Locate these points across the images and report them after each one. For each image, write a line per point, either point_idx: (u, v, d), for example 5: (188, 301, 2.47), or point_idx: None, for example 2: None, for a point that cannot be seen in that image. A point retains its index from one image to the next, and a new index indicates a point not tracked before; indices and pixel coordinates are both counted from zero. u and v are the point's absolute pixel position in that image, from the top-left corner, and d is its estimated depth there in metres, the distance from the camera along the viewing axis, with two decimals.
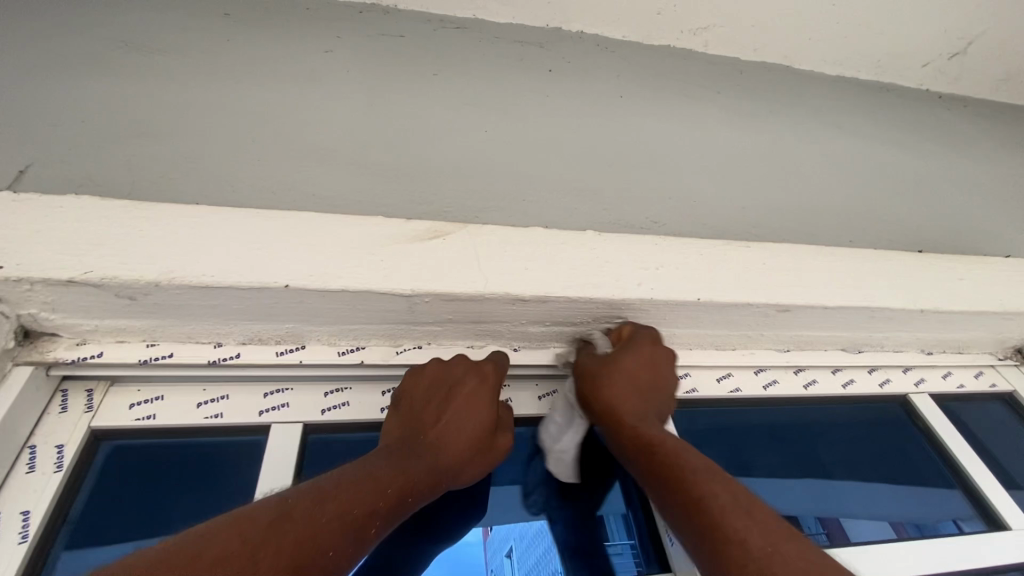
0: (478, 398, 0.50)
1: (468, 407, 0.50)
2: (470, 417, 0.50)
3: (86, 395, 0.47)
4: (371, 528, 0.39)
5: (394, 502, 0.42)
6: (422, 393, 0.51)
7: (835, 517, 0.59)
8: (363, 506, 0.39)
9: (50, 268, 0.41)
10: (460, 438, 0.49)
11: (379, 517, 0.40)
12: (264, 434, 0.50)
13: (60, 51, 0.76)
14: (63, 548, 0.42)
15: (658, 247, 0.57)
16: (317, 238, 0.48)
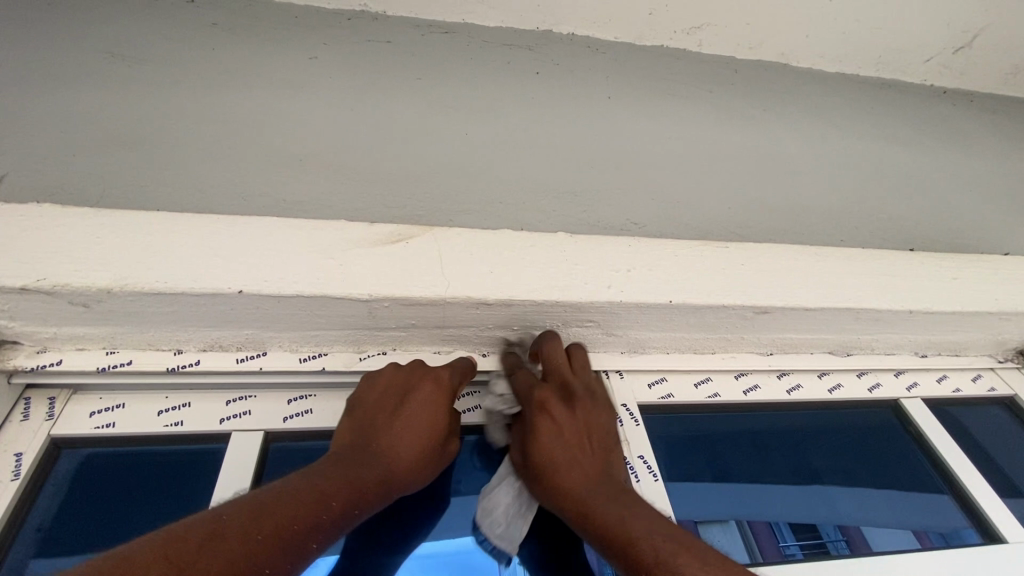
0: (433, 402, 0.50)
1: (421, 413, 0.50)
2: (424, 422, 0.50)
3: (48, 403, 0.47)
4: (314, 542, 0.38)
5: (341, 514, 0.40)
6: (373, 401, 0.50)
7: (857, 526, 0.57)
8: (306, 519, 0.38)
9: (2, 276, 0.41)
10: (412, 442, 0.49)
11: (321, 531, 0.38)
12: (225, 442, 0.50)
13: (48, 64, 0.78)
14: (16, 557, 0.42)
15: (630, 249, 0.55)
16: (276, 243, 0.47)
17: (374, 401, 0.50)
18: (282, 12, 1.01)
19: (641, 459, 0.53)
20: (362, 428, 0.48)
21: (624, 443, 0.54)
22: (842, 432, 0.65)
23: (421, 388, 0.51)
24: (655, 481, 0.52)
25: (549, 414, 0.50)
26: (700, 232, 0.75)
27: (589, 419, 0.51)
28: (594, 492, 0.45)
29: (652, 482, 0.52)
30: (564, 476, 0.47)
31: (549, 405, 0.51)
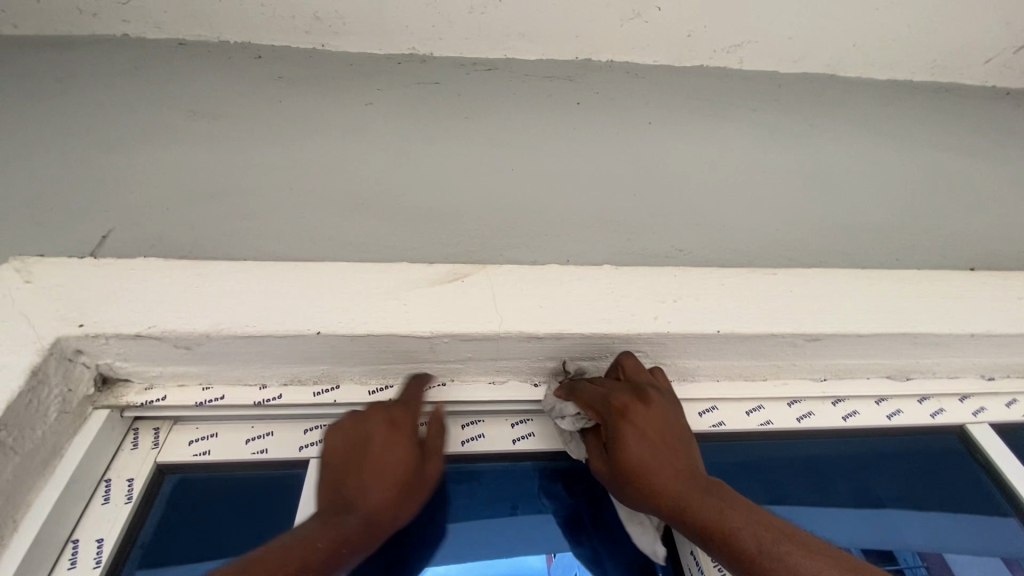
0: (391, 441, 0.51)
1: (388, 453, 0.50)
2: (393, 463, 0.50)
3: (154, 433, 0.54)
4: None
5: (325, 558, 0.43)
6: (348, 449, 0.51)
7: (937, 552, 0.58)
8: (293, 566, 0.41)
9: (121, 325, 0.47)
10: (386, 484, 0.49)
11: (310, 575, 0.42)
12: (303, 468, 0.55)
13: (143, 125, 0.88)
14: (131, 571, 0.48)
15: (676, 279, 0.57)
16: (346, 286, 0.52)
17: (343, 449, 0.51)
18: (341, 61, 1.10)
19: None
20: (339, 478, 0.50)
21: None
22: (905, 458, 0.64)
23: (373, 431, 0.51)
24: None
25: (629, 420, 0.51)
26: (745, 255, 0.76)
27: (665, 417, 0.52)
28: (694, 489, 0.47)
29: None
30: (658, 479, 0.49)
31: (629, 411, 0.51)
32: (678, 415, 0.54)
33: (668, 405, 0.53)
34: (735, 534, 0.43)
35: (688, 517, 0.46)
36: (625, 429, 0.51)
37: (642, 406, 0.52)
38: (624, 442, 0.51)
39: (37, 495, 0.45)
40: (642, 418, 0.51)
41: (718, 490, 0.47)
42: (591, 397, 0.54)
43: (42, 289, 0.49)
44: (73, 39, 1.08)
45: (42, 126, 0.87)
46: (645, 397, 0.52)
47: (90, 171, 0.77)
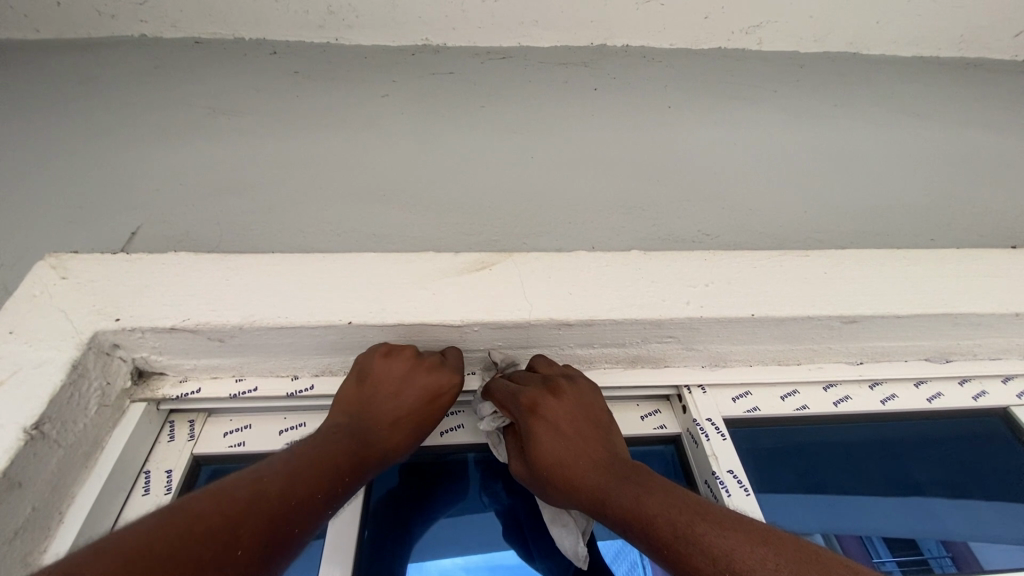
0: (422, 397, 0.51)
1: (421, 408, 0.51)
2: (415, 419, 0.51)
3: (189, 425, 0.54)
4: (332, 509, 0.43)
5: (348, 490, 0.45)
6: (386, 377, 0.51)
7: (964, 542, 0.56)
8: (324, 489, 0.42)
9: (156, 318, 0.48)
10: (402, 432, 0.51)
11: (338, 501, 0.44)
12: None
13: (164, 123, 0.89)
14: None
15: (707, 263, 0.56)
16: (375, 276, 0.52)
17: (375, 375, 0.52)
18: (356, 55, 1.10)
19: (731, 473, 0.51)
20: (365, 407, 0.51)
21: (711, 458, 0.52)
22: (947, 443, 0.62)
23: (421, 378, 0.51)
24: (748, 497, 0.49)
25: (540, 416, 0.51)
26: (775, 239, 0.74)
27: (579, 406, 0.52)
28: (613, 478, 0.46)
29: (745, 497, 0.50)
30: (575, 474, 0.48)
31: (539, 407, 0.51)
32: (596, 405, 0.53)
33: (581, 394, 0.53)
34: (643, 516, 0.41)
35: (607, 507, 0.45)
36: (538, 425, 0.51)
37: (552, 398, 0.52)
38: (538, 441, 0.51)
39: (81, 487, 0.46)
40: (552, 414, 0.51)
41: (634, 476, 0.45)
42: (502, 397, 0.54)
43: (77, 285, 0.50)
44: (93, 42, 1.10)
45: (66, 127, 0.88)
46: (556, 390, 0.52)
47: (114, 169, 0.78)
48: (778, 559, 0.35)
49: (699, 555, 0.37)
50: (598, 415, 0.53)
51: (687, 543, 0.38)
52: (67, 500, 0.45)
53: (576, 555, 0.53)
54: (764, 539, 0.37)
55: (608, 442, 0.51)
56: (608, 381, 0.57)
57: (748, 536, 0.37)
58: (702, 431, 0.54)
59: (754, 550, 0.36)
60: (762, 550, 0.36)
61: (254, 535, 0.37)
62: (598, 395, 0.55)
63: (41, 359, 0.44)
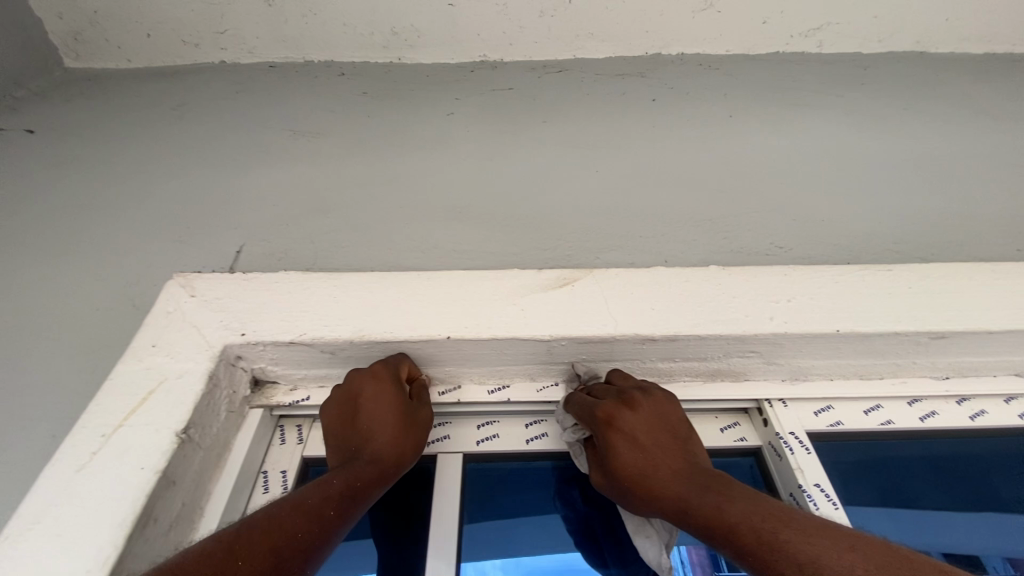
0: (376, 392, 0.53)
1: (377, 405, 0.52)
2: (385, 411, 0.52)
3: (297, 429, 0.59)
4: (331, 512, 0.45)
5: (344, 493, 0.47)
6: (336, 414, 0.54)
7: None
8: (312, 499, 0.45)
9: (276, 333, 0.53)
10: (381, 428, 0.52)
11: (334, 504, 0.45)
12: (430, 461, 0.63)
13: (250, 145, 0.96)
14: None
15: (787, 279, 0.57)
16: (466, 293, 0.56)
17: (337, 410, 0.54)
18: (417, 72, 1.16)
19: (818, 487, 0.51)
20: (341, 436, 0.53)
21: (797, 470, 0.53)
22: None
23: (364, 390, 0.53)
24: (837, 511, 0.50)
25: (617, 428, 0.52)
26: (851, 251, 0.73)
27: (654, 417, 0.53)
28: (694, 487, 0.47)
29: (835, 511, 0.50)
30: (655, 482, 0.49)
31: (616, 419, 0.53)
32: (673, 415, 0.54)
33: (657, 406, 0.54)
34: (727, 525, 0.42)
35: (687, 515, 0.46)
36: (615, 438, 0.52)
37: (628, 411, 0.53)
38: (617, 453, 0.52)
39: (215, 485, 0.51)
40: (626, 425, 0.52)
41: (717, 484, 0.46)
42: (583, 412, 0.55)
43: (203, 302, 0.55)
44: (180, 69, 1.19)
45: (163, 151, 0.97)
46: (631, 402, 0.54)
47: (212, 191, 0.85)
48: (868, 564, 0.36)
49: (788, 561, 0.38)
50: (675, 425, 0.53)
51: (773, 550, 0.39)
52: (204, 496, 0.50)
53: (660, 567, 0.55)
54: (851, 545, 0.38)
55: (684, 451, 0.52)
56: (688, 394, 0.58)
57: (835, 543, 0.38)
58: (786, 445, 0.54)
59: (842, 557, 0.37)
60: (850, 557, 0.37)
61: (248, 557, 0.40)
62: (675, 405, 0.56)
63: (182, 369, 0.50)
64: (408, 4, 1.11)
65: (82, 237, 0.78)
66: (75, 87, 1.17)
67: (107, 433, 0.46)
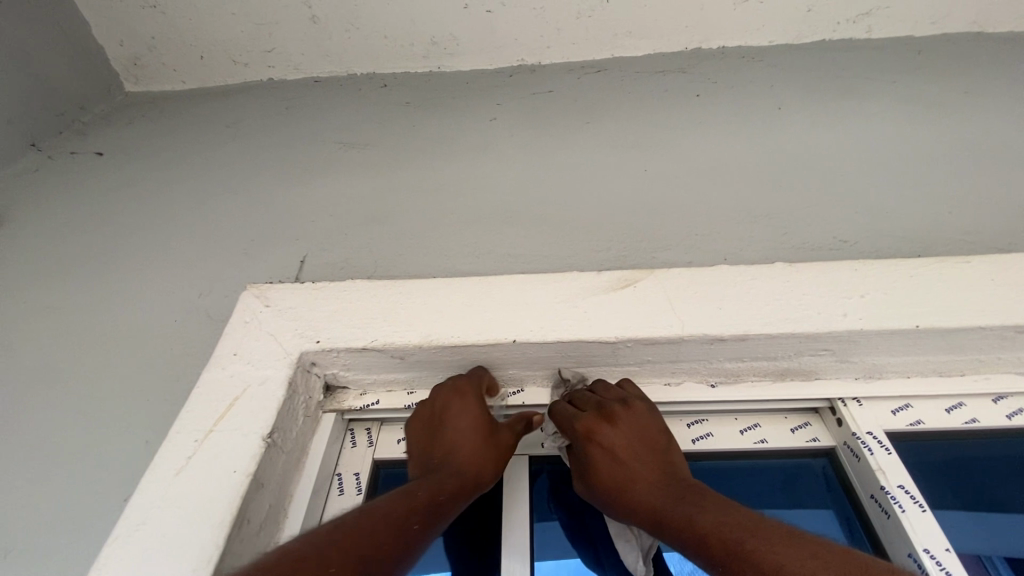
0: (461, 408, 0.55)
1: (461, 420, 0.54)
2: (468, 427, 0.54)
3: (367, 432, 0.61)
4: (415, 524, 0.45)
5: (428, 504, 0.47)
6: (419, 432, 0.56)
7: None
8: (400, 507, 0.46)
9: (349, 340, 0.55)
10: (467, 443, 0.53)
11: (418, 516, 0.46)
12: (499, 465, 0.62)
13: (303, 158, 0.99)
14: None
15: (858, 274, 0.55)
16: (529, 297, 0.57)
17: (420, 428, 0.56)
18: (457, 79, 1.18)
19: (902, 488, 0.50)
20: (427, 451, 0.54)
21: (878, 472, 0.51)
22: None
23: (449, 407, 0.55)
24: (925, 513, 0.48)
25: (596, 442, 0.53)
26: (920, 243, 0.70)
27: (637, 429, 0.53)
28: (667, 500, 0.48)
29: (921, 513, 0.48)
30: (636, 494, 0.50)
31: (595, 434, 0.53)
32: (653, 427, 0.54)
33: (638, 418, 0.53)
34: (702, 537, 0.43)
35: (662, 529, 0.46)
36: (594, 451, 0.54)
37: (608, 426, 0.53)
38: (597, 466, 0.53)
39: (296, 487, 0.53)
40: (605, 440, 0.53)
41: (693, 497, 0.47)
42: (565, 424, 0.56)
43: (277, 312, 0.58)
44: (232, 89, 1.25)
45: (221, 168, 1.01)
46: (611, 416, 0.53)
47: (270, 204, 0.88)
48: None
49: (748, 568, 0.39)
50: (660, 436, 0.53)
51: (742, 561, 0.39)
52: (287, 497, 0.52)
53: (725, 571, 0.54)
54: (814, 553, 0.38)
55: (667, 464, 0.52)
56: (756, 393, 0.57)
57: (797, 551, 0.38)
58: (864, 445, 0.53)
59: (803, 566, 0.37)
60: (811, 564, 0.37)
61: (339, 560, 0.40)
62: (656, 415, 0.55)
63: (264, 376, 0.53)
64: (447, 14, 1.13)
65: (155, 252, 0.83)
66: (135, 109, 1.23)
67: (200, 438, 0.49)
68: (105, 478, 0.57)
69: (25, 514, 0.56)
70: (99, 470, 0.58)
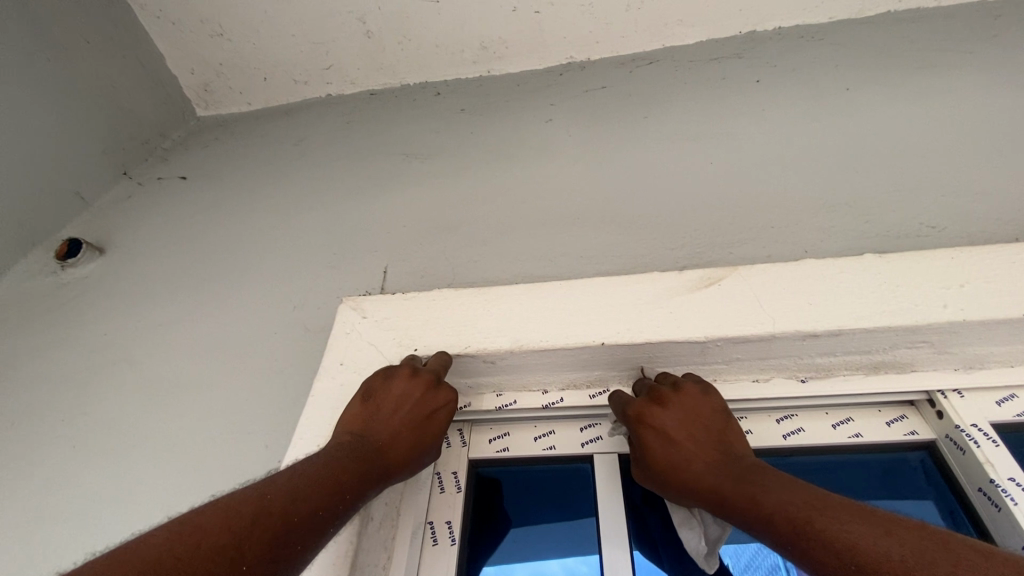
0: (395, 385, 0.55)
1: (393, 396, 0.54)
2: (402, 402, 0.54)
3: (459, 433, 0.66)
4: (343, 495, 0.46)
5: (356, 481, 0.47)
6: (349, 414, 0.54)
7: None
8: (329, 481, 0.46)
9: (445, 348, 0.59)
10: (398, 417, 0.53)
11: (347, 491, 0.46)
12: (587, 462, 0.64)
13: (371, 171, 1.04)
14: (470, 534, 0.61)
15: (954, 263, 0.54)
16: (613, 300, 0.58)
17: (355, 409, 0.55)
18: (508, 81, 1.20)
19: (1014, 482, 0.49)
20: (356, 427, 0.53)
21: (986, 465, 0.50)
22: None
23: (384, 384, 0.55)
24: None
25: (648, 425, 0.54)
26: (1018, 224, 0.67)
27: (687, 412, 0.54)
28: (726, 478, 0.48)
29: None
30: (691, 474, 0.51)
31: (646, 416, 0.55)
32: (706, 410, 0.55)
33: (686, 401, 0.55)
34: (763, 512, 0.43)
35: (726, 508, 0.47)
36: (646, 434, 0.55)
37: (658, 408, 0.55)
38: (650, 450, 0.54)
39: (404, 486, 0.59)
40: (655, 422, 0.54)
41: (750, 475, 0.47)
42: (621, 413, 0.58)
43: (376, 323, 0.62)
44: (295, 107, 1.31)
45: (294, 184, 1.07)
46: (662, 400, 0.55)
47: (346, 218, 0.93)
48: (915, 558, 0.35)
49: (819, 547, 0.38)
50: (710, 419, 0.54)
51: (811, 539, 0.39)
52: (399, 494, 0.59)
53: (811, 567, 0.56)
54: (887, 530, 0.37)
55: (717, 444, 0.52)
56: (849, 388, 0.57)
57: (871, 529, 0.37)
58: (970, 438, 0.52)
59: (878, 543, 0.36)
60: (885, 543, 0.36)
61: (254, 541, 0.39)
62: (711, 398, 0.56)
63: None
64: (496, 18, 1.15)
65: (246, 269, 0.89)
66: (208, 132, 1.31)
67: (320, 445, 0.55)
68: (233, 480, 0.63)
69: (171, 513, 0.63)
70: (229, 472, 0.64)
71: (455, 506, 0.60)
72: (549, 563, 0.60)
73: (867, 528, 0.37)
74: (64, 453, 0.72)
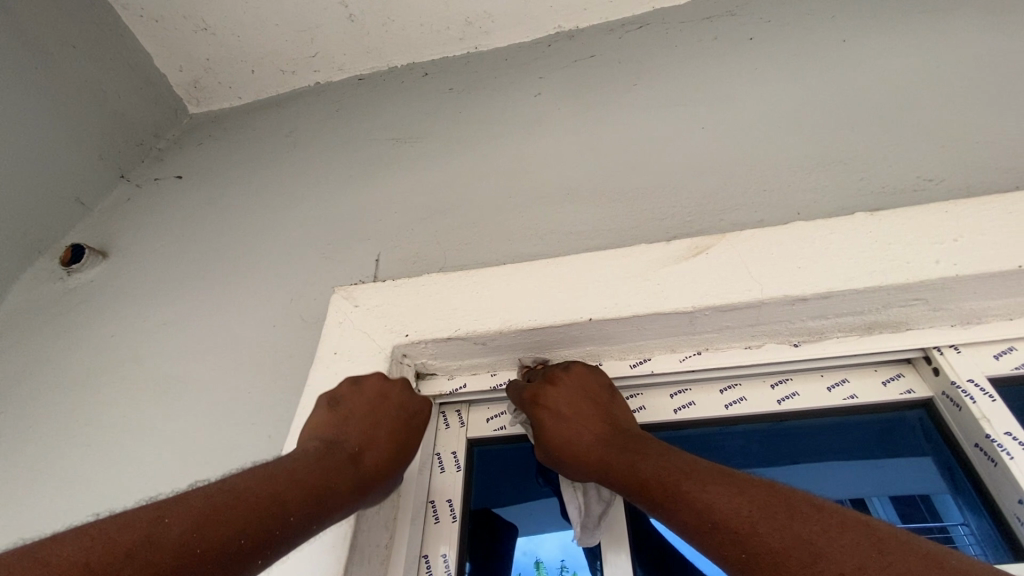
0: (370, 388, 0.56)
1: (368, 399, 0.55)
2: (376, 407, 0.55)
3: (458, 414, 0.67)
4: (281, 520, 0.41)
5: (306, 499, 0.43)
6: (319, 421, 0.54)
7: None
8: (266, 499, 0.41)
9: (434, 332, 0.59)
10: (370, 421, 0.53)
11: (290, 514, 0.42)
12: None
13: (361, 158, 1.03)
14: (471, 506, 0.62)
15: (947, 217, 0.53)
16: (600, 275, 0.58)
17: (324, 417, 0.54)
18: (496, 56, 1.17)
19: (1010, 435, 0.48)
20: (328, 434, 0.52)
21: (981, 420, 0.50)
22: None
23: (359, 390, 0.56)
24: None
25: (544, 405, 0.55)
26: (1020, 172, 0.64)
27: (577, 389, 0.56)
28: (614, 450, 0.50)
29: None
30: (582, 449, 0.52)
31: (541, 397, 0.56)
32: (595, 385, 0.57)
33: (577, 377, 0.57)
34: (643, 480, 0.45)
35: (612, 476, 0.48)
36: (543, 415, 0.55)
37: (552, 387, 0.56)
38: (545, 428, 0.55)
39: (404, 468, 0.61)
40: (550, 401, 0.55)
41: (635, 445, 0.49)
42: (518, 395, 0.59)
43: (367, 311, 0.63)
44: (284, 97, 1.30)
45: (286, 176, 1.07)
46: (554, 379, 0.57)
47: (338, 207, 0.94)
48: (765, 511, 0.37)
49: (682, 508, 0.41)
50: (601, 393, 0.56)
51: (676, 501, 0.41)
52: None
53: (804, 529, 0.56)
54: (739, 490, 0.40)
55: (608, 416, 0.54)
56: (844, 350, 0.57)
57: (726, 489, 0.40)
58: (965, 394, 0.51)
59: (730, 502, 0.39)
60: (737, 501, 0.39)
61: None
62: (599, 375, 0.58)
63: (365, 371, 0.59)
64: None
65: (244, 265, 0.90)
66: (200, 129, 1.31)
67: None
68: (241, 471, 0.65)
69: None
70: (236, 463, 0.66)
71: (455, 485, 0.62)
72: (545, 535, 0.61)
73: (727, 488, 0.40)
74: (79, 453, 0.74)
